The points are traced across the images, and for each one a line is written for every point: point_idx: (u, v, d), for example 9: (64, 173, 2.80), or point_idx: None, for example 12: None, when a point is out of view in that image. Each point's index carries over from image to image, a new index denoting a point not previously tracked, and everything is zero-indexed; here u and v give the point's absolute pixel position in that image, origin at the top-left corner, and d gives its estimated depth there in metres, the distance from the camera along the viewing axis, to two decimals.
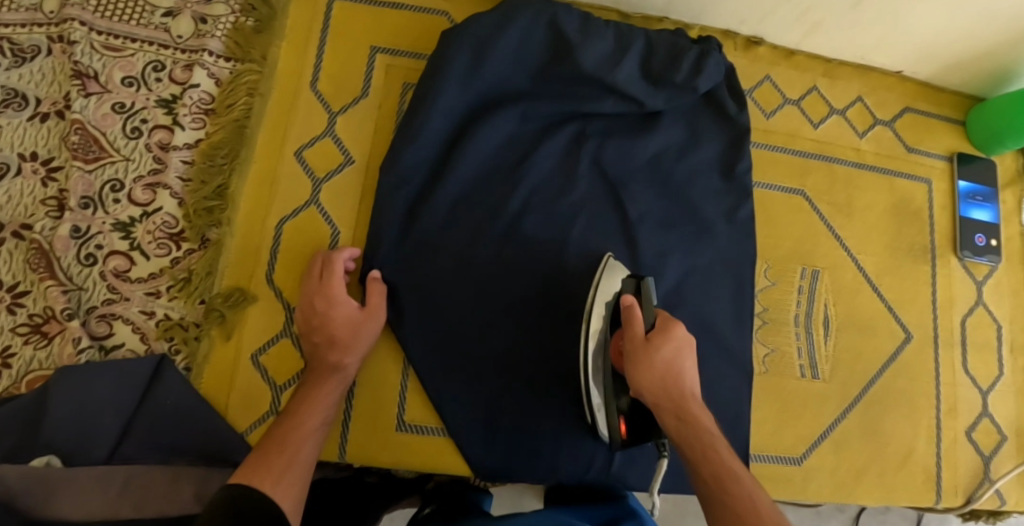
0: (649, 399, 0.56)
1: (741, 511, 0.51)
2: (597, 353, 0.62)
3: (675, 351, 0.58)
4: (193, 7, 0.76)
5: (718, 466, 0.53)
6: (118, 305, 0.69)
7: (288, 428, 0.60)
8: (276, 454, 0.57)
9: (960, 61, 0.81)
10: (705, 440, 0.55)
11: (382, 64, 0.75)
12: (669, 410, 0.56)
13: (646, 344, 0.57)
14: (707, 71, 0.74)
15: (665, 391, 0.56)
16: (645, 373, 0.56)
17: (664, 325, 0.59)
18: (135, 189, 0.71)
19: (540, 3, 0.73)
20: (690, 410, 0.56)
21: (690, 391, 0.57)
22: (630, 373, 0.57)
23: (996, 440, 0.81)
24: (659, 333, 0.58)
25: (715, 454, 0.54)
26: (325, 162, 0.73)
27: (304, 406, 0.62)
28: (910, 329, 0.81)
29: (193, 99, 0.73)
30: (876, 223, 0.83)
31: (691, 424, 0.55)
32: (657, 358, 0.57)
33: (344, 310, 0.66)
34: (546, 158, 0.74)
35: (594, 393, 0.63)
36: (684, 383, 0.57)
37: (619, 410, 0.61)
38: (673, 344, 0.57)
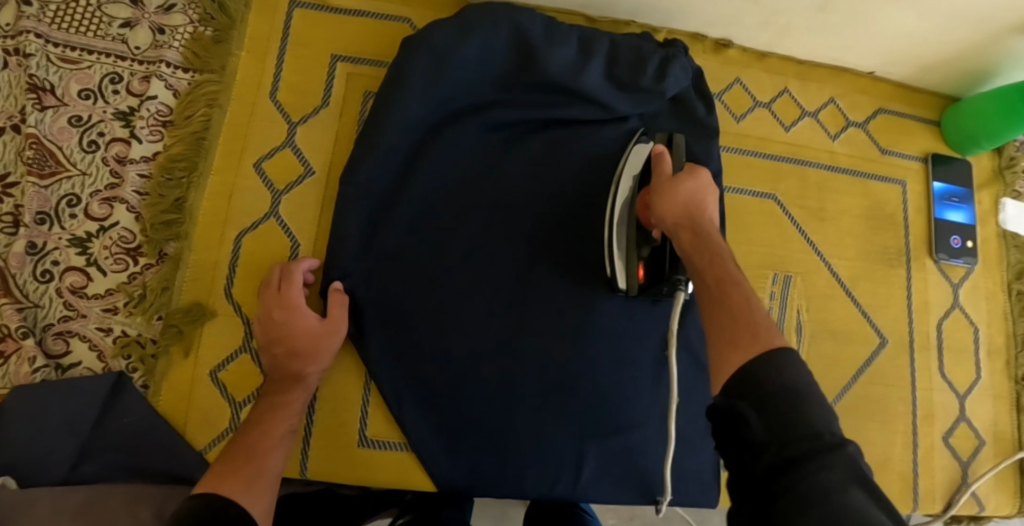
0: (669, 221, 0.55)
1: (736, 310, 0.47)
2: (626, 204, 0.67)
3: (700, 187, 0.56)
4: (151, 18, 0.75)
5: (726, 271, 0.50)
6: (75, 322, 0.67)
7: (253, 439, 0.59)
8: (243, 463, 0.56)
9: (932, 62, 0.80)
10: (716, 253, 0.52)
11: (343, 73, 0.74)
12: (687, 225, 0.54)
13: (670, 180, 0.57)
14: (673, 75, 0.73)
15: (685, 211, 0.55)
16: (663, 200, 0.56)
17: (692, 169, 0.58)
18: (92, 204, 0.70)
19: (502, 8, 0.71)
20: (708, 230, 0.54)
21: (711, 221, 0.55)
22: (654, 205, 0.57)
23: (974, 445, 0.80)
24: (686, 173, 0.57)
25: (720, 261, 0.51)
26: (284, 174, 0.72)
27: (269, 417, 0.61)
28: (885, 334, 0.80)
29: (150, 112, 0.72)
30: (849, 227, 0.81)
31: (707, 240, 0.53)
32: (680, 189, 0.56)
33: (302, 322, 0.65)
34: (512, 167, 0.73)
35: (616, 245, 0.67)
36: (707, 215, 0.55)
37: (639, 257, 0.65)
38: (697, 179, 0.56)
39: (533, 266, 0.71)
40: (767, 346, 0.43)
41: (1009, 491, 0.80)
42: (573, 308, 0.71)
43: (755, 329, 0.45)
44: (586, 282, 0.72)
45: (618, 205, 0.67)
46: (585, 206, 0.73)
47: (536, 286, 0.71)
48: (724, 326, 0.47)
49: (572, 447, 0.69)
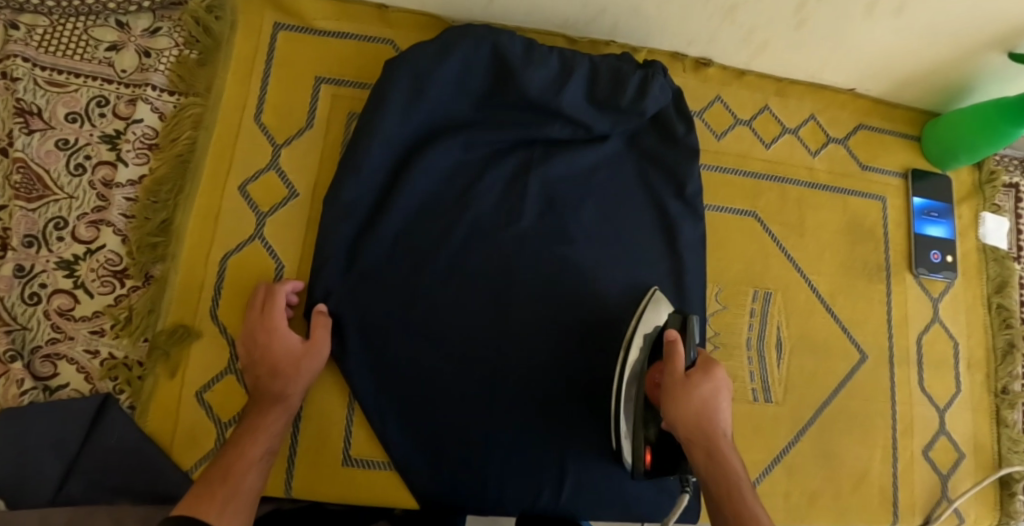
0: (683, 433, 0.57)
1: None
2: (635, 380, 0.63)
3: (714, 391, 0.58)
4: (137, 41, 0.76)
5: (744, 508, 0.53)
6: (62, 344, 0.68)
7: (232, 458, 0.60)
8: (220, 484, 0.58)
9: (909, 78, 0.81)
10: (731, 480, 0.55)
11: (326, 94, 0.76)
12: (699, 444, 0.56)
13: (685, 379, 0.58)
14: (652, 95, 0.74)
15: (698, 426, 0.57)
16: (678, 407, 0.57)
17: (706, 365, 0.60)
18: (78, 227, 0.71)
19: (482, 30, 0.72)
20: (721, 450, 0.56)
21: (723, 432, 0.57)
22: (668, 407, 0.57)
23: (953, 458, 0.81)
24: (700, 371, 0.59)
25: (738, 496, 0.54)
26: (268, 196, 0.72)
27: (248, 436, 0.62)
28: (864, 349, 0.81)
29: (137, 135, 0.73)
30: (829, 243, 0.82)
31: (721, 463, 0.56)
32: (695, 395, 0.57)
33: (284, 343, 0.66)
34: (494, 186, 0.75)
35: (623, 424, 0.63)
36: (719, 424, 0.57)
37: (646, 440, 0.61)
38: (711, 384, 0.58)
39: (514, 286, 0.72)
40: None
41: (988, 503, 0.81)
42: (554, 326, 0.72)
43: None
44: (567, 300, 0.73)
45: (628, 374, 0.63)
46: (566, 225, 0.75)
47: (517, 305, 0.72)
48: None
49: (553, 463, 0.71)
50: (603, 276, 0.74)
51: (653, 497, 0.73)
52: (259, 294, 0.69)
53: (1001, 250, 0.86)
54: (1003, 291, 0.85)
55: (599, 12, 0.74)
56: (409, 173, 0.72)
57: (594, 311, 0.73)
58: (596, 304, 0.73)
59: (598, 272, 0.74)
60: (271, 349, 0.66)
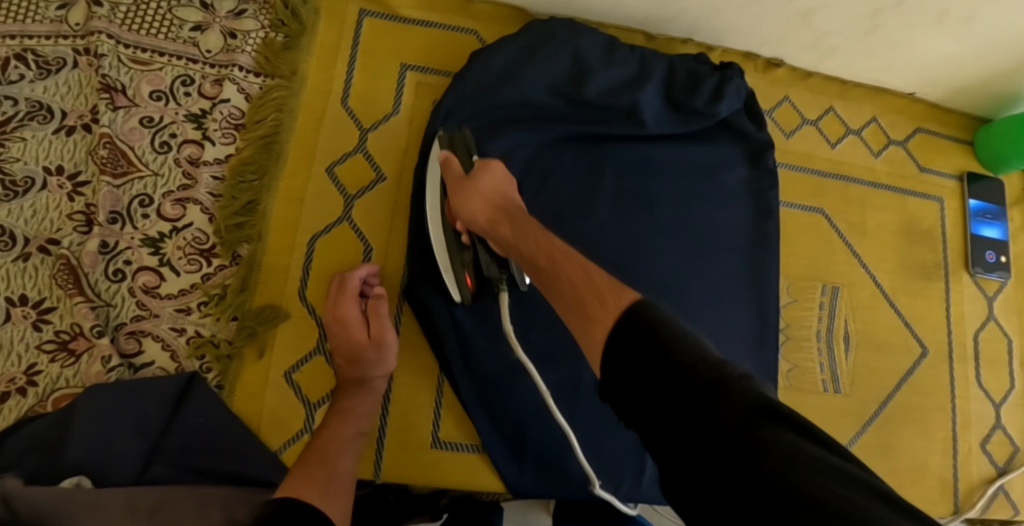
0: (477, 217, 0.58)
1: (574, 268, 0.49)
2: (440, 215, 0.65)
3: (496, 181, 0.59)
4: (222, 22, 0.76)
5: (546, 240, 0.52)
6: (147, 322, 0.68)
7: (325, 442, 0.60)
8: (319, 467, 0.57)
9: (967, 86, 0.84)
10: (534, 234, 0.54)
11: (412, 81, 0.76)
12: (497, 223, 0.57)
13: (464, 182, 0.59)
14: (728, 97, 0.76)
15: (490, 206, 0.58)
16: (463, 204, 0.58)
17: (483, 163, 0.60)
18: (164, 204, 0.70)
19: (564, 30, 0.75)
20: (516, 212, 0.57)
21: (517, 204, 0.58)
22: (458, 207, 0.59)
23: (1009, 452, 0.83)
24: (478, 168, 0.60)
25: (544, 245, 0.52)
26: (355, 179, 0.73)
27: (337, 418, 0.62)
28: (925, 344, 0.83)
29: (223, 115, 0.73)
30: (888, 241, 0.85)
31: (520, 226, 0.55)
32: (476, 188, 0.58)
33: (357, 331, 0.65)
34: (576, 175, 0.76)
35: (441, 262, 0.65)
36: (511, 203, 0.58)
37: (465, 266, 0.64)
38: (489, 174, 0.59)
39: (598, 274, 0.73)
40: (620, 306, 0.43)
41: None
42: None
43: (602, 294, 0.45)
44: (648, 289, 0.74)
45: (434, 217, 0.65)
46: (644, 216, 0.76)
47: None
48: (573, 306, 0.47)
49: (633, 448, 0.71)
50: (678, 269, 0.75)
51: None
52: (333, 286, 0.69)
53: None
54: None
55: (681, 11, 0.75)
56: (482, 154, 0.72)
57: (673, 300, 0.74)
58: (674, 293, 0.74)
59: (676, 263, 0.75)
60: (346, 337, 0.65)
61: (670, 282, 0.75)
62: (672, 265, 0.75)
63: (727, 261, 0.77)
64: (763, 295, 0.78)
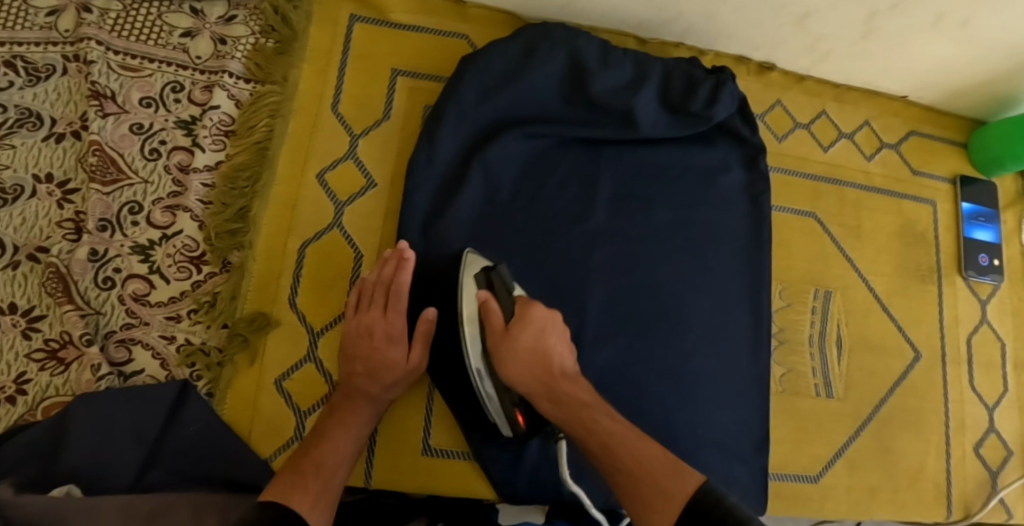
0: (526, 392, 0.61)
1: (631, 466, 0.56)
2: (478, 347, 0.64)
3: (538, 334, 0.61)
4: (212, 28, 0.75)
5: (603, 432, 0.58)
6: (137, 329, 0.68)
7: (324, 450, 0.61)
8: (314, 476, 0.58)
9: (962, 88, 0.84)
10: (587, 429, 0.59)
11: (403, 86, 0.76)
12: (543, 394, 0.61)
13: (505, 335, 0.61)
14: (723, 101, 0.75)
15: (536, 380, 0.61)
16: (512, 369, 0.60)
17: (523, 310, 0.62)
18: (154, 211, 0.70)
19: (560, 34, 0.74)
20: (560, 388, 0.61)
21: (560, 369, 0.62)
22: (508, 374, 0.61)
23: (1002, 455, 0.83)
24: (517, 322, 0.61)
25: (601, 449, 0.58)
26: (347, 186, 0.72)
27: (338, 426, 0.62)
28: (918, 348, 0.82)
29: (213, 121, 0.73)
30: (883, 244, 0.84)
31: (570, 399, 0.60)
32: (518, 348, 0.60)
33: (394, 352, 0.65)
34: (569, 178, 0.75)
35: (484, 390, 0.64)
36: (555, 365, 0.61)
37: (513, 402, 0.64)
38: (532, 329, 0.61)
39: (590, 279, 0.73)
40: (686, 496, 0.53)
41: None
42: (626, 320, 0.73)
43: (658, 484, 0.54)
44: (640, 293, 0.74)
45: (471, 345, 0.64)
46: (637, 221, 0.76)
47: (591, 298, 0.72)
48: (627, 481, 0.56)
49: None
50: (671, 273, 0.75)
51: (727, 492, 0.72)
52: (354, 293, 0.69)
53: None
54: None
55: (674, 14, 0.75)
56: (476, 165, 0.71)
57: (665, 306, 0.74)
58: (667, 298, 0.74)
59: (669, 268, 0.75)
60: (383, 354, 0.65)
61: (662, 287, 0.74)
62: (665, 270, 0.75)
63: (721, 265, 0.77)
64: (756, 299, 0.77)
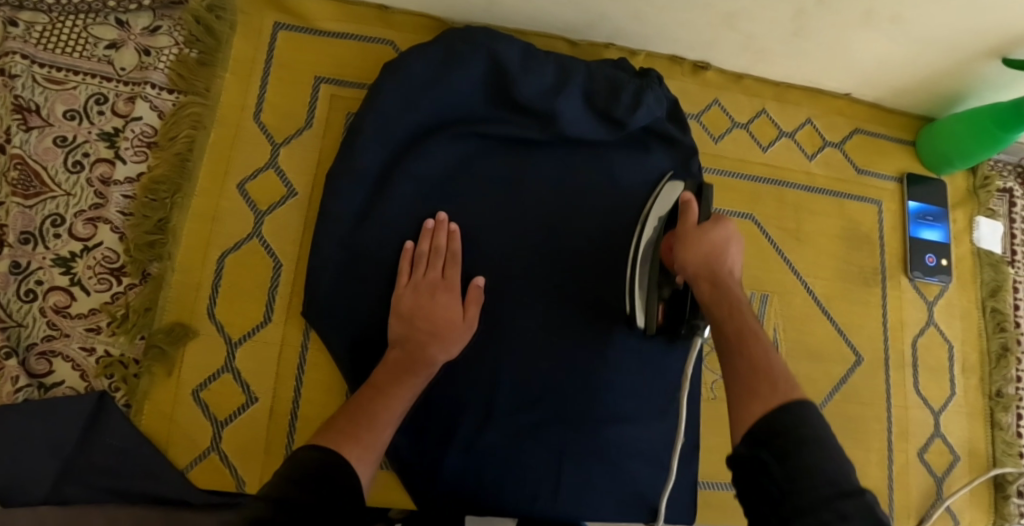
0: (689, 271, 0.57)
1: (754, 363, 0.49)
2: (650, 247, 0.69)
3: (727, 239, 0.58)
4: (137, 39, 0.76)
5: (746, 327, 0.52)
6: (58, 341, 0.68)
7: (376, 406, 0.58)
8: (365, 430, 0.56)
9: (906, 86, 0.82)
10: (735, 303, 0.55)
11: (326, 94, 0.75)
12: (712, 275, 0.56)
13: (695, 231, 0.58)
14: (647, 105, 0.74)
15: (709, 263, 0.57)
16: (687, 247, 0.58)
17: (719, 217, 0.60)
18: (75, 224, 0.71)
19: (482, 38, 0.72)
20: (727, 281, 0.56)
21: (731, 273, 0.57)
22: (677, 251, 0.58)
23: (948, 461, 0.81)
24: (712, 221, 0.59)
25: (744, 316, 0.53)
26: (267, 195, 0.72)
27: (394, 380, 0.61)
28: (861, 352, 0.80)
29: (135, 133, 0.73)
30: (827, 247, 0.82)
31: (728, 294, 0.55)
32: (705, 239, 0.58)
33: (448, 305, 0.67)
34: (493, 185, 0.74)
35: (637, 292, 0.68)
36: (728, 268, 0.57)
37: (659, 300, 0.65)
38: (723, 230, 0.58)
39: (509, 288, 0.72)
40: (783, 399, 0.45)
41: (982, 505, 0.81)
42: (547, 327, 0.72)
43: (774, 382, 0.48)
44: (567, 303, 0.73)
45: (644, 243, 0.67)
46: (566, 230, 0.74)
47: (511, 307, 0.71)
48: (738, 379, 0.49)
49: (549, 462, 0.70)
50: (596, 278, 0.74)
51: (651, 497, 0.72)
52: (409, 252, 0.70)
53: (995, 255, 0.87)
54: (997, 296, 0.86)
55: (599, 16, 0.73)
56: (396, 173, 0.71)
57: (589, 310, 0.73)
58: (592, 304, 0.73)
59: (594, 274, 0.74)
60: (436, 308, 0.66)
61: (589, 295, 0.73)
62: (589, 278, 0.73)
63: None
64: None
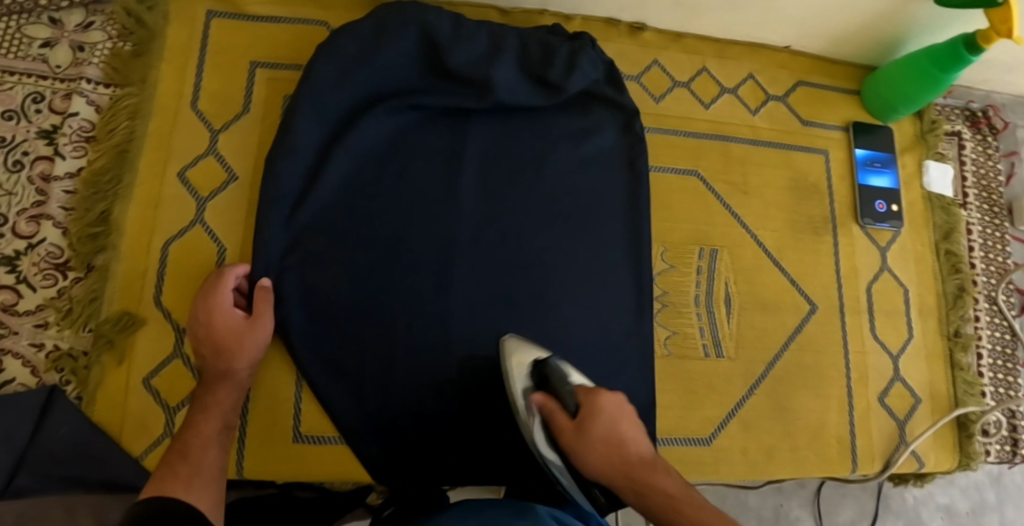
0: (598, 477, 0.58)
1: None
2: (551, 446, 0.64)
3: (611, 421, 0.59)
4: (70, 36, 0.75)
5: (683, 520, 0.52)
6: (6, 340, 0.68)
7: (191, 432, 0.60)
8: (180, 464, 0.56)
9: (844, 34, 0.82)
10: (665, 502, 0.54)
11: (262, 77, 0.76)
12: (625, 482, 0.57)
13: (577, 431, 0.59)
14: (581, 68, 0.74)
15: (614, 469, 0.58)
16: (584, 459, 0.59)
17: (590, 402, 0.60)
18: (18, 222, 0.70)
19: (410, 11, 0.72)
20: (642, 476, 0.57)
21: (637, 458, 0.58)
22: (577, 458, 0.59)
23: (910, 404, 0.81)
24: (586, 416, 0.59)
25: (677, 513, 0.53)
26: (208, 181, 0.72)
27: (201, 413, 0.61)
28: (815, 300, 0.81)
29: (73, 128, 0.73)
30: (775, 200, 0.83)
31: (648, 497, 0.55)
32: (592, 438, 0.58)
33: (227, 317, 0.65)
34: (433, 157, 0.74)
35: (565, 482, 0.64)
36: (631, 455, 0.58)
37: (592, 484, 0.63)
38: (603, 422, 0.59)
39: (456, 257, 0.72)
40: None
41: (947, 446, 0.81)
42: (494, 293, 0.72)
43: None
44: (515, 268, 0.73)
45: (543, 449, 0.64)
46: (507, 198, 0.74)
47: (458, 275, 0.72)
48: None
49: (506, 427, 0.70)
50: (543, 243, 0.74)
51: None
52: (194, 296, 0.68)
53: (947, 198, 0.88)
54: (951, 238, 0.86)
55: None
56: (333, 151, 0.71)
57: (537, 272, 0.73)
58: (540, 267, 0.73)
59: (540, 239, 0.74)
60: (217, 325, 0.65)
61: (535, 259, 0.74)
62: (535, 243, 0.74)
63: (600, 234, 0.76)
64: (636, 264, 0.76)
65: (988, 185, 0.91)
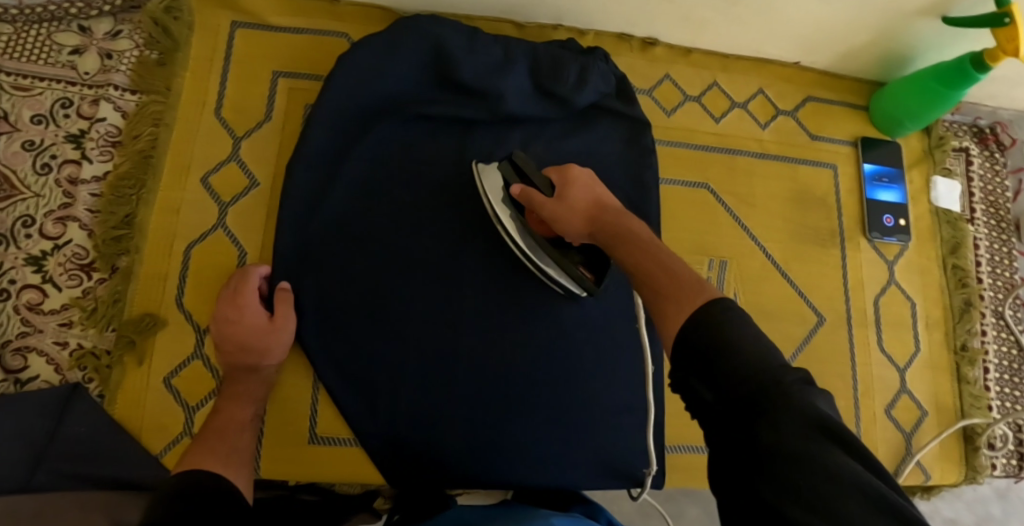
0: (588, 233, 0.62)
1: (657, 267, 0.50)
2: (525, 234, 0.70)
3: (587, 187, 0.65)
4: (99, 44, 0.78)
5: (637, 242, 0.54)
6: (31, 337, 0.69)
7: (225, 418, 0.62)
8: (217, 447, 0.58)
9: (851, 51, 0.83)
10: (625, 229, 0.57)
11: (284, 87, 0.78)
12: (599, 230, 0.61)
13: (556, 201, 0.65)
14: (592, 82, 0.76)
15: (591, 219, 0.62)
16: (567, 220, 0.64)
17: (563, 178, 0.67)
18: (45, 224, 0.72)
19: (426, 24, 0.74)
20: (612, 216, 0.60)
21: (609, 206, 0.62)
22: (560, 225, 0.65)
23: (916, 416, 0.82)
24: (562, 186, 0.66)
25: (634, 237, 0.55)
26: (230, 187, 0.74)
27: (234, 403, 0.63)
28: (822, 312, 0.82)
29: (100, 133, 0.75)
30: (781, 213, 0.84)
31: (614, 228, 0.59)
32: (570, 201, 0.64)
33: (253, 317, 0.66)
34: (447, 166, 0.76)
35: (545, 263, 0.70)
36: (607, 207, 0.62)
37: (576, 262, 0.70)
38: (578, 186, 0.65)
39: (468, 265, 0.74)
40: (696, 295, 0.44)
41: (953, 459, 0.82)
42: (506, 300, 0.74)
43: (680, 283, 0.47)
44: (526, 276, 0.74)
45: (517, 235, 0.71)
46: None
47: (472, 283, 0.73)
48: (654, 286, 0.49)
49: (518, 432, 0.72)
50: None
51: (618, 459, 0.74)
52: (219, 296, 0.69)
53: (953, 213, 0.89)
54: (957, 252, 0.87)
55: None
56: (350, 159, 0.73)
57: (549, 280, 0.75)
58: None
59: None
60: (242, 324, 0.66)
61: None
62: None
63: None
64: None
65: (995, 200, 0.93)
